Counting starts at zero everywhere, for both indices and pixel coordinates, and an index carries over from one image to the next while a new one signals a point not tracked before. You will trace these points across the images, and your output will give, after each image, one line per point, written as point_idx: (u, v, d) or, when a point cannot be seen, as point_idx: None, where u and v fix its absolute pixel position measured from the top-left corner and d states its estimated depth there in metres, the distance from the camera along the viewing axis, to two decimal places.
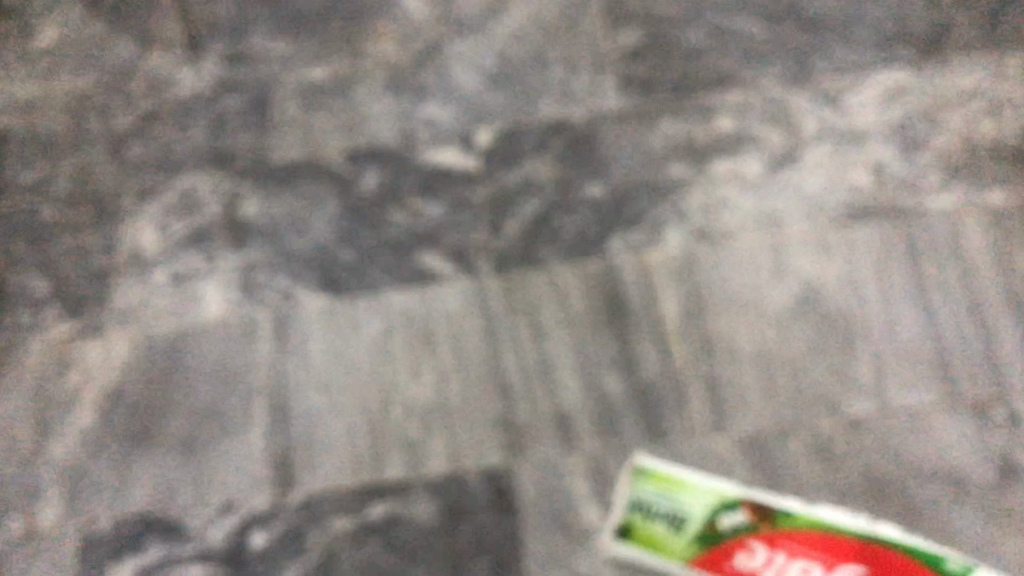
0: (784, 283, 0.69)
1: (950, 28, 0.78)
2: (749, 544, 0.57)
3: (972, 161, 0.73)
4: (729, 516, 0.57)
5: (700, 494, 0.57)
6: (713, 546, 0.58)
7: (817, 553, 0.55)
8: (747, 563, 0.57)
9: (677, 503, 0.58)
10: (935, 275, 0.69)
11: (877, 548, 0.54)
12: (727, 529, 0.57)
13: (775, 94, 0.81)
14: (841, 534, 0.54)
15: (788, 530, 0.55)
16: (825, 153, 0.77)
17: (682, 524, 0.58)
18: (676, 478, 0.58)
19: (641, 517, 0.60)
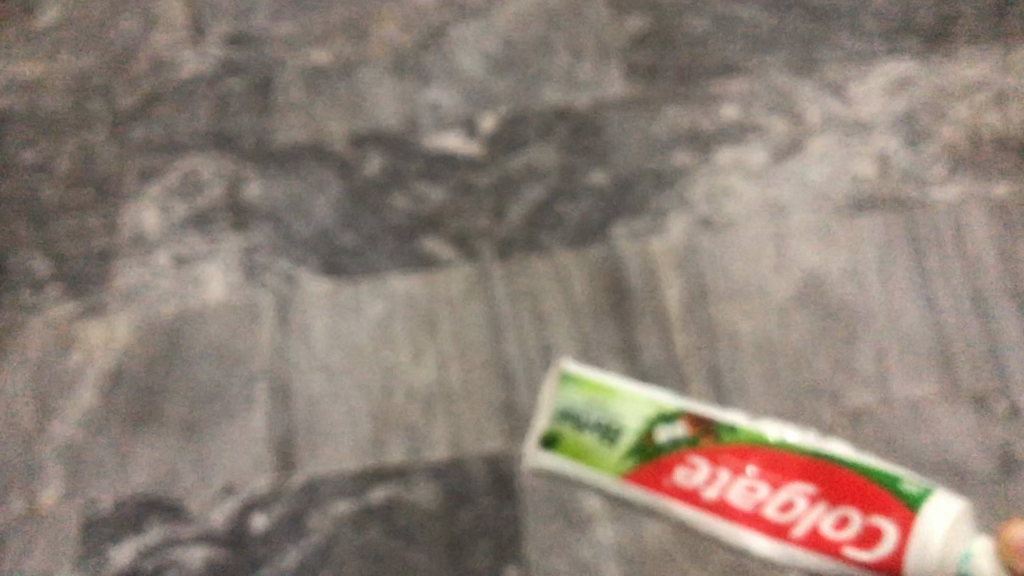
0: (659, 277, 0.81)
1: (925, 25, 0.89)
2: (690, 459, 0.69)
3: (785, 160, 0.84)
4: (666, 429, 0.70)
5: (636, 404, 0.72)
6: (648, 456, 0.70)
7: (761, 470, 0.67)
8: (685, 477, 0.69)
9: (612, 417, 0.72)
10: (764, 268, 0.80)
11: (826, 465, 0.66)
12: (667, 441, 0.70)
13: (743, 78, 0.89)
14: (782, 448, 0.67)
15: (731, 443, 0.69)
16: (686, 143, 0.86)
17: (619, 437, 0.71)
18: (612, 391, 0.73)
19: (575, 428, 0.73)
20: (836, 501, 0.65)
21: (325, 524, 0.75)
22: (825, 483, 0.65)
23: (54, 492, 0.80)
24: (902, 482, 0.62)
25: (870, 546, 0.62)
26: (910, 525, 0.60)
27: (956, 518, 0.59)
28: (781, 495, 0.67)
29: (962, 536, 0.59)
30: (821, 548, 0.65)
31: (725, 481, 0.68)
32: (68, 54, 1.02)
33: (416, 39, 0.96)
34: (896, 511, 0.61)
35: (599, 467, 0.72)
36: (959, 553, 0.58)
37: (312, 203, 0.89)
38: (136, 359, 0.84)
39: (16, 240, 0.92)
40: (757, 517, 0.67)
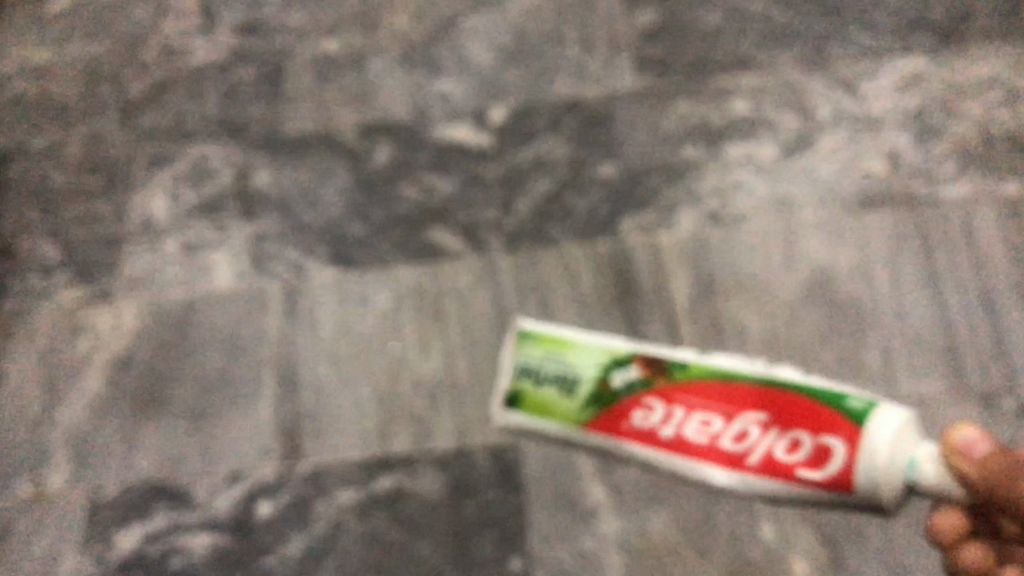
0: (667, 271, 0.81)
1: (939, 21, 0.89)
2: (645, 401, 0.62)
3: (795, 155, 0.84)
4: (621, 373, 0.64)
5: (589, 353, 0.66)
6: (605, 404, 0.64)
7: (712, 401, 0.59)
8: (641, 419, 0.62)
9: (567, 366, 0.66)
10: (772, 264, 0.80)
11: (777, 391, 0.56)
12: (623, 386, 0.63)
13: (753, 72, 0.89)
14: (731, 378, 0.59)
15: (684, 381, 0.61)
16: (696, 137, 0.86)
17: (576, 386, 0.65)
18: (566, 341, 0.67)
19: (532, 382, 0.67)
20: (787, 425, 0.55)
21: (330, 513, 0.76)
22: (776, 409, 0.56)
23: (60, 476, 0.80)
24: (848, 399, 0.52)
25: (820, 467, 0.53)
26: (858, 441, 0.50)
27: (902, 424, 0.49)
28: (736, 425, 0.57)
29: (910, 443, 0.49)
30: (778, 478, 0.55)
31: (680, 418, 0.60)
32: (80, 40, 1.02)
33: (426, 29, 0.96)
34: (841, 427, 0.51)
35: (562, 420, 0.66)
36: (907, 461, 0.49)
37: (321, 193, 0.89)
38: (142, 346, 0.84)
39: (25, 226, 0.92)
40: (715, 452, 0.58)
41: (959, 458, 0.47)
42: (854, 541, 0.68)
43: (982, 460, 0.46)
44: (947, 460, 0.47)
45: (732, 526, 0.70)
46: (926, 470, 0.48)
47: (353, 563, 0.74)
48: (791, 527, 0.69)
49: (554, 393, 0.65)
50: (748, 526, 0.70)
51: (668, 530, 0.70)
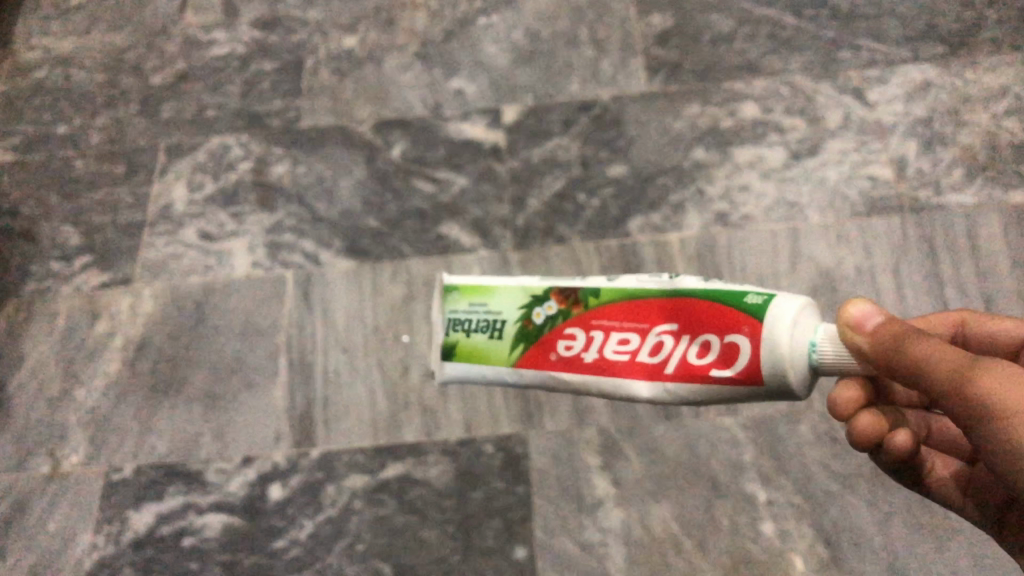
0: (675, 269, 0.82)
1: (949, 31, 0.90)
2: (566, 330, 0.54)
3: (803, 158, 0.86)
4: (541, 308, 0.55)
5: (508, 294, 0.57)
6: (530, 343, 0.55)
7: (625, 320, 0.51)
8: (565, 349, 0.54)
9: (489, 311, 0.57)
10: (779, 264, 0.80)
11: (681, 300, 0.49)
12: (545, 319, 0.55)
13: (764, 76, 0.90)
14: (640, 296, 0.51)
15: (600, 307, 0.52)
16: (706, 139, 0.88)
17: (500, 328, 0.56)
18: (484, 287, 0.58)
19: (459, 333, 0.58)
20: (696, 328, 0.48)
21: (339, 498, 0.77)
22: (684, 316, 0.49)
23: (77, 455, 0.82)
24: (747, 295, 0.46)
25: (731, 364, 0.46)
26: (760, 336, 0.44)
27: (803, 308, 0.44)
28: (650, 338, 0.50)
29: (811, 325, 0.43)
30: (699, 386, 0.48)
31: (598, 341, 0.52)
32: (106, 33, 1.06)
33: (444, 29, 0.99)
34: (744, 321, 0.45)
35: (494, 365, 0.57)
36: (807, 347, 0.43)
37: (338, 185, 0.91)
38: (161, 331, 0.86)
39: (47, 210, 0.95)
40: (636, 369, 0.50)
41: (855, 333, 0.43)
42: (852, 538, 0.69)
43: (879, 333, 0.43)
44: (845, 342, 0.43)
45: (733, 520, 0.71)
46: (828, 349, 0.43)
47: (360, 548, 0.75)
48: (791, 523, 0.70)
49: (482, 339, 0.56)
50: (748, 521, 0.71)
51: (669, 522, 0.72)
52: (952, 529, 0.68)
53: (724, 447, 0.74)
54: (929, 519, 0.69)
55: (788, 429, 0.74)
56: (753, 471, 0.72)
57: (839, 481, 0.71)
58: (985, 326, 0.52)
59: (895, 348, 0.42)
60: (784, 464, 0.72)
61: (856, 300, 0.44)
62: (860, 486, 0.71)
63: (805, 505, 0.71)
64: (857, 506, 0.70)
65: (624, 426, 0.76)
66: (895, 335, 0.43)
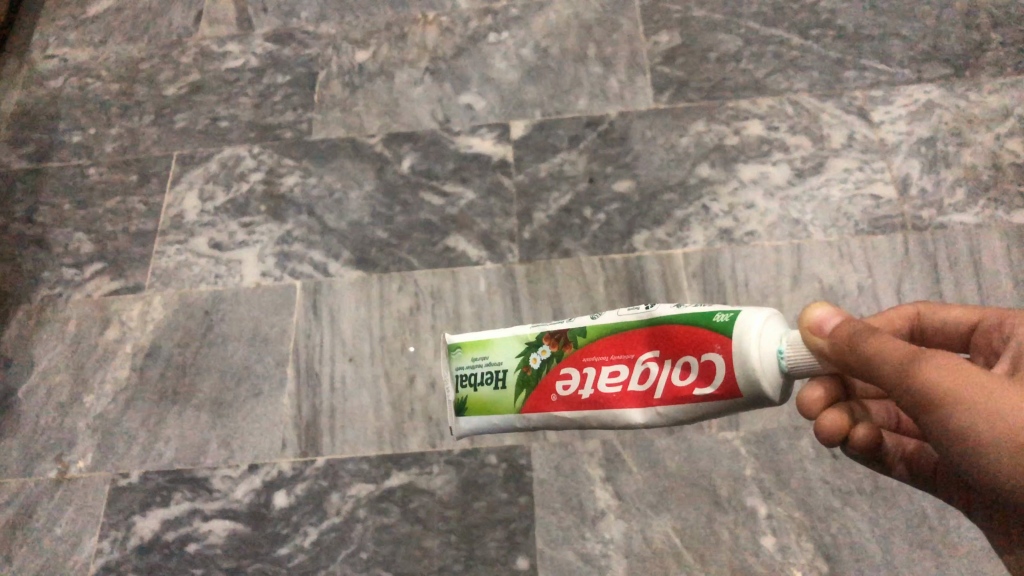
0: (679, 283, 0.82)
1: (952, 53, 0.92)
2: (561, 370, 0.50)
3: (807, 176, 0.87)
4: (537, 352, 0.51)
5: (498, 343, 0.53)
6: (528, 390, 0.51)
7: (609, 354, 0.48)
8: (563, 389, 0.49)
9: (490, 362, 0.53)
10: (782, 280, 0.81)
11: (659, 328, 0.46)
12: (540, 363, 0.50)
13: (769, 95, 0.92)
14: (622, 330, 0.48)
15: (586, 346, 0.49)
16: (711, 156, 0.89)
17: (502, 378, 0.52)
18: (483, 339, 0.54)
19: (464, 389, 0.54)
20: (676, 350, 0.45)
21: (344, 507, 0.77)
22: (663, 340, 0.46)
23: (84, 460, 0.82)
24: (715, 314, 0.44)
25: (712, 380, 0.43)
26: (731, 354, 0.42)
27: (769, 318, 0.42)
28: (636, 366, 0.47)
29: (778, 333, 0.41)
30: (690, 408, 0.45)
31: (590, 376, 0.48)
32: (122, 44, 1.08)
33: (455, 45, 1.00)
34: (717, 341, 0.43)
35: (504, 414, 0.53)
36: (775, 354, 0.41)
37: (348, 196, 0.92)
38: (171, 338, 0.87)
39: (61, 216, 0.96)
40: (626, 398, 0.47)
41: (815, 335, 0.40)
42: (852, 555, 0.70)
43: (837, 333, 0.40)
44: (806, 345, 0.40)
45: (734, 534, 0.71)
46: (795, 353, 0.40)
47: (363, 557, 0.75)
48: (791, 538, 0.71)
49: (486, 391, 0.52)
50: (749, 535, 0.71)
51: (671, 535, 0.72)
52: (951, 547, 0.69)
53: (725, 462, 0.74)
54: (928, 536, 0.69)
55: (789, 444, 0.74)
56: (755, 485, 0.73)
57: (839, 496, 0.72)
58: (940, 314, 0.48)
59: (849, 346, 0.40)
60: (785, 479, 0.73)
61: (817, 304, 0.42)
62: (859, 501, 0.71)
63: (805, 520, 0.71)
64: (857, 522, 0.71)
65: (627, 439, 0.76)
66: (852, 334, 0.40)
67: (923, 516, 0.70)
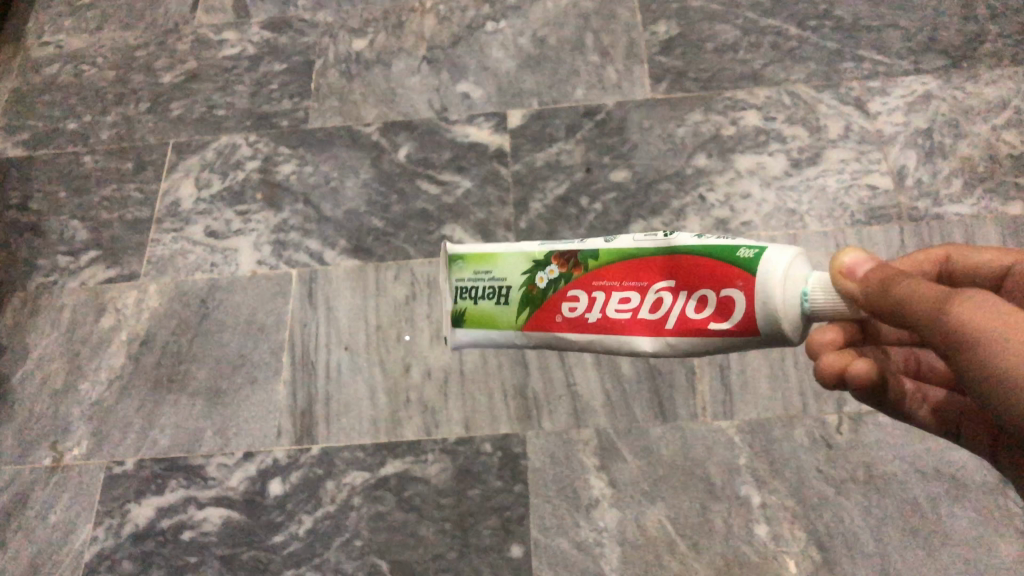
0: None
1: (950, 45, 0.92)
2: (569, 292, 0.51)
3: (803, 167, 0.87)
4: (545, 272, 0.53)
5: (511, 261, 0.55)
6: (536, 308, 0.53)
7: (624, 277, 0.49)
8: (569, 312, 0.52)
9: (494, 277, 0.55)
10: None
11: (678, 257, 0.47)
12: (548, 282, 0.52)
13: (766, 85, 0.92)
14: (636, 255, 0.49)
15: (599, 269, 0.50)
16: (708, 146, 0.89)
17: (506, 295, 0.55)
18: (488, 255, 0.56)
19: (467, 302, 0.57)
20: (693, 282, 0.46)
21: (338, 495, 0.77)
22: (679, 271, 0.47)
23: (79, 448, 0.82)
24: (737, 249, 0.44)
25: (727, 317, 0.44)
26: (752, 289, 0.43)
27: (797, 256, 0.43)
28: (649, 294, 0.48)
29: (804, 274, 0.42)
30: (698, 342, 0.46)
31: (599, 301, 0.50)
32: (118, 30, 1.08)
33: (452, 34, 1.00)
34: (736, 276, 0.44)
35: (509, 329, 0.55)
36: (799, 296, 0.42)
37: (344, 184, 0.92)
38: (167, 327, 0.87)
39: (56, 204, 0.96)
40: (637, 325, 0.49)
41: (846, 281, 0.40)
42: (844, 543, 0.70)
43: (870, 278, 0.39)
44: (835, 288, 0.40)
45: (728, 522, 0.72)
46: (819, 296, 0.41)
47: (358, 544, 0.75)
48: (784, 526, 0.71)
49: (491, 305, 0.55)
50: (742, 523, 0.71)
51: (664, 523, 0.72)
52: (943, 535, 0.69)
53: (720, 451, 0.74)
54: (920, 525, 0.70)
55: (783, 433, 0.74)
56: (749, 473, 0.73)
57: (832, 484, 0.72)
58: (970, 256, 0.46)
59: (880, 291, 0.39)
60: (779, 467, 0.73)
61: (848, 248, 0.41)
62: (852, 490, 0.72)
63: (798, 509, 0.71)
64: (850, 511, 0.71)
65: (621, 428, 0.76)
66: (881, 280, 0.39)
67: (915, 505, 0.70)
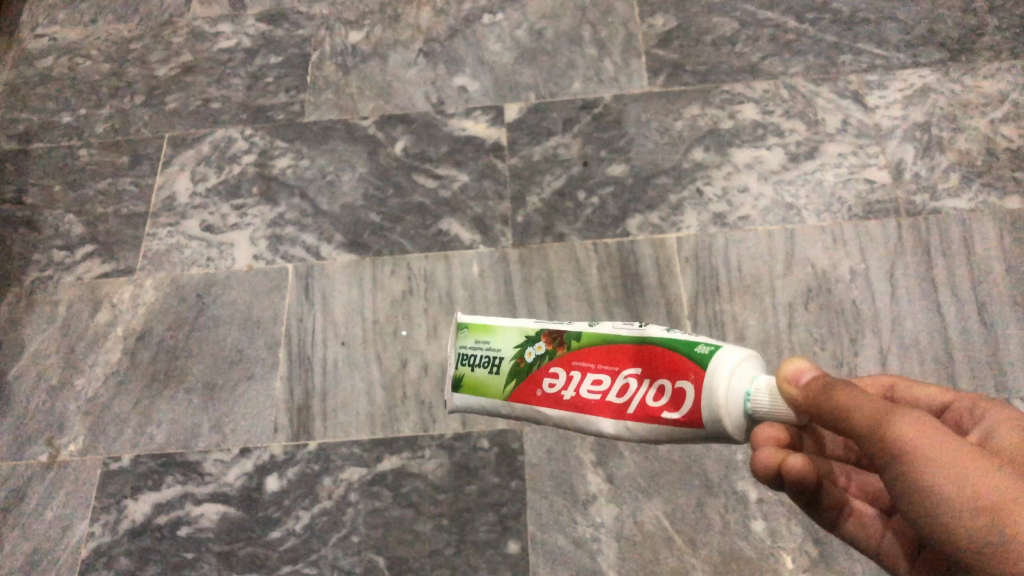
0: (672, 269, 0.82)
1: (948, 37, 0.92)
2: (551, 368, 0.53)
3: (801, 161, 0.86)
4: (532, 347, 0.54)
5: (507, 331, 0.56)
6: (518, 381, 0.54)
7: (601, 359, 0.50)
8: (548, 387, 0.53)
9: (491, 347, 0.57)
10: (775, 265, 0.80)
11: (649, 345, 0.49)
12: (535, 358, 0.54)
13: (764, 79, 0.91)
14: (614, 341, 0.50)
15: (580, 349, 0.52)
16: (706, 140, 0.88)
17: (496, 364, 0.56)
18: (490, 325, 0.58)
19: (461, 367, 0.58)
20: (656, 372, 0.48)
21: (336, 491, 0.77)
22: (646, 360, 0.48)
23: (75, 444, 0.82)
24: (697, 345, 0.46)
25: (679, 407, 0.46)
26: (703, 382, 0.44)
27: (745, 360, 0.44)
28: (618, 379, 0.49)
29: (750, 376, 0.43)
30: (656, 429, 0.47)
31: (575, 380, 0.51)
32: (113, 23, 1.08)
33: (449, 27, 1.00)
34: (691, 369, 0.45)
35: (491, 399, 0.57)
36: (743, 395, 0.42)
37: (340, 178, 0.92)
38: (164, 323, 0.87)
39: (51, 198, 0.96)
40: (604, 408, 0.50)
41: (791, 387, 0.41)
42: (841, 539, 0.70)
43: (811, 387, 0.40)
44: (779, 392, 0.41)
45: (724, 517, 0.72)
46: (761, 398, 0.42)
47: (355, 540, 0.75)
48: (780, 522, 0.71)
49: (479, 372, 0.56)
50: (739, 519, 0.71)
51: (661, 518, 0.72)
52: None
53: (717, 446, 0.74)
54: None
55: None
56: (746, 469, 0.73)
57: None
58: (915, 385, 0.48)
59: (823, 397, 0.40)
60: None
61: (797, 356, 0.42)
62: None
63: (795, 505, 0.71)
64: None
65: None
66: (825, 385, 0.40)
67: None
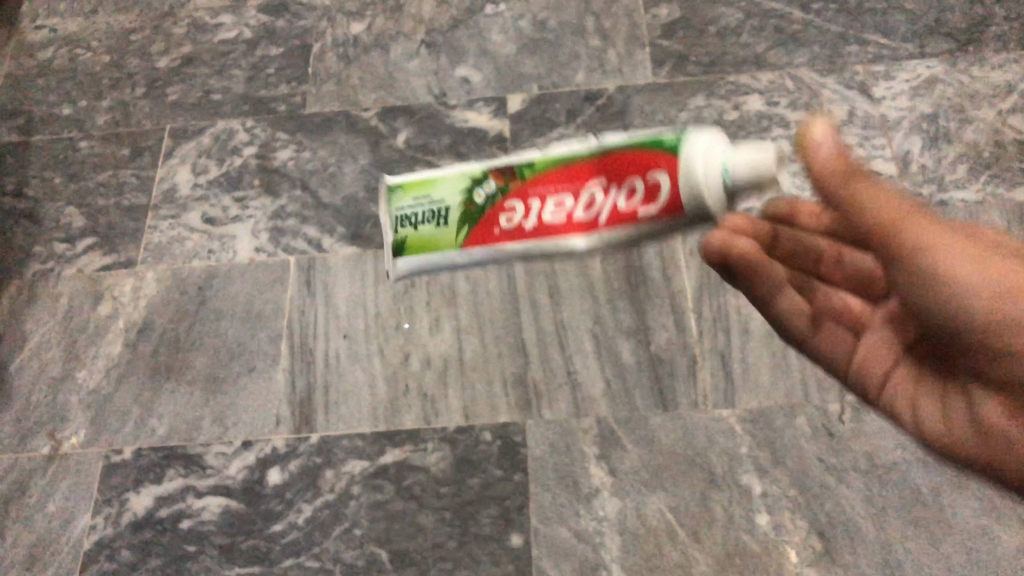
0: (676, 262, 0.81)
1: (955, 28, 0.91)
2: (506, 203, 0.47)
3: None
4: (481, 188, 0.48)
5: (449, 180, 0.49)
6: (472, 225, 0.49)
7: (561, 180, 0.46)
8: (506, 223, 0.47)
9: (432, 200, 0.50)
10: None
11: (608, 152, 0.45)
12: (485, 197, 0.48)
13: (769, 69, 0.90)
14: (570, 160, 0.45)
15: (537, 179, 0.46)
16: (711, 132, 0.88)
17: (443, 216, 0.49)
18: (427, 179, 0.51)
19: (404, 229, 0.51)
20: (621, 175, 0.44)
21: (338, 484, 0.77)
22: (609, 166, 0.44)
23: (77, 437, 0.82)
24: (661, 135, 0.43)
25: (656, 200, 0.43)
26: (677, 169, 0.42)
27: (713, 140, 0.42)
28: (582, 194, 0.45)
29: (722, 151, 0.41)
30: (634, 231, 0.45)
31: (536, 207, 0.46)
32: (113, 14, 1.07)
33: (452, 18, 0.99)
34: (660, 159, 0.43)
35: (444, 253, 0.50)
36: (720, 169, 0.41)
37: (342, 170, 0.91)
38: (165, 315, 0.86)
39: (52, 190, 0.95)
40: (573, 226, 0.46)
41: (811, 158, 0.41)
42: (846, 532, 0.69)
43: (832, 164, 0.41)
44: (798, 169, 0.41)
45: (728, 511, 0.71)
46: (739, 169, 0.41)
47: (357, 534, 0.74)
48: (785, 516, 0.70)
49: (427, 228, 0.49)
50: (743, 513, 0.71)
51: (664, 512, 0.72)
52: (944, 526, 0.69)
53: (721, 440, 0.74)
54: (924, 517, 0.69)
55: (784, 422, 0.74)
56: (751, 462, 0.73)
57: (834, 474, 0.72)
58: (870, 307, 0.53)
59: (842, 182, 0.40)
60: (780, 456, 0.73)
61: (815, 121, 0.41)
62: (853, 480, 0.71)
63: (800, 498, 0.71)
64: (850, 500, 0.70)
65: (623, 418, 0.76)
66: (845, 168, 0.40)
67: (918, 495, 0.70)
